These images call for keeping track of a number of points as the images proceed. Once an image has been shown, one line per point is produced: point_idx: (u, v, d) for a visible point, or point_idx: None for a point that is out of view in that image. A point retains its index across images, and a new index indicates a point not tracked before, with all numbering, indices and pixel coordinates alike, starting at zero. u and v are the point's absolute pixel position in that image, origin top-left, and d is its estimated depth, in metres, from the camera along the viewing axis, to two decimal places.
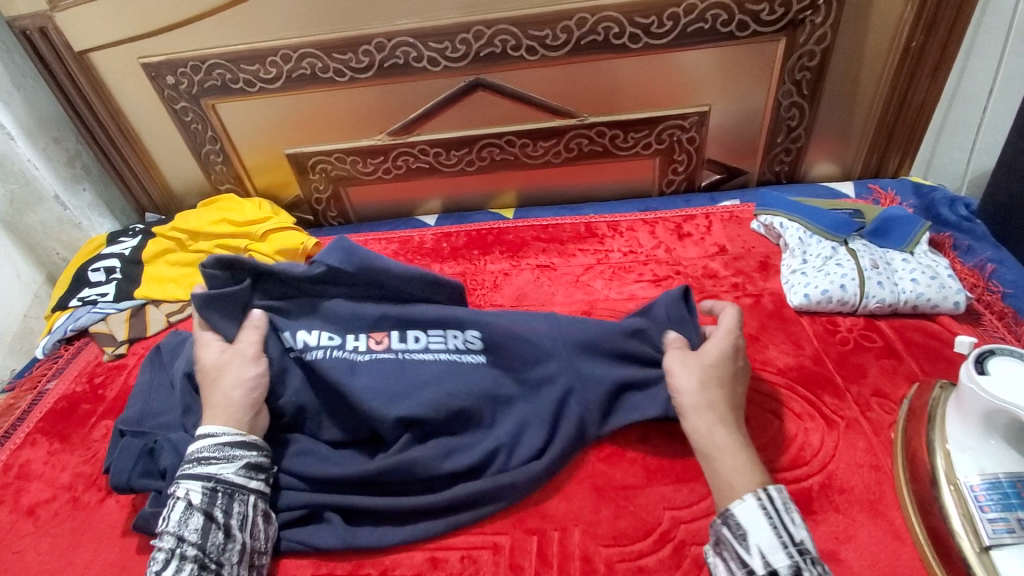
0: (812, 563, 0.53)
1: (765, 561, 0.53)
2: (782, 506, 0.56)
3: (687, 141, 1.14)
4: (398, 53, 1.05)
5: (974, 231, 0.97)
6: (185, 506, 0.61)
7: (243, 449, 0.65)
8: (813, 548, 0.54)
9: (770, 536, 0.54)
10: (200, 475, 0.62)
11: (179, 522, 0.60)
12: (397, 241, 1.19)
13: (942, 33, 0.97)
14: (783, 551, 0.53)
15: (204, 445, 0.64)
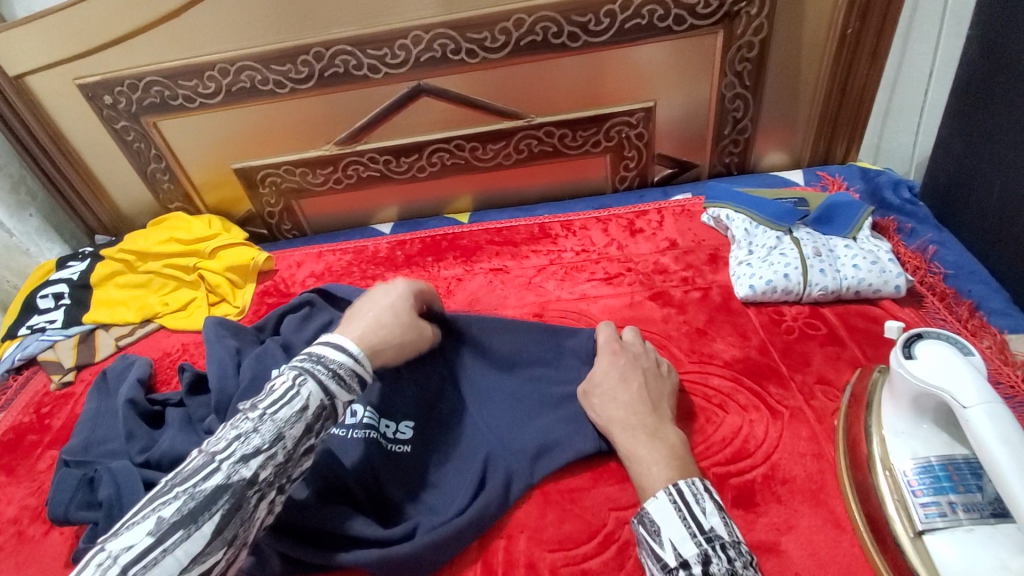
0: (723, 549, 0.53)
1: (676, 553, 0.54)
2: (692, 498, 0.57)
3: (636, 137, 1.14)
4: (337, 62, 1.03)
5: (916, 214, 0.98)
6: (298, 406, 0.56)
7: (355, 380, 0.62)
8: (727, 535, 0.55)
9: (679, 529, 0.55)
10: (324, 385, 0.58)
11: (286, 418, 0.55)
12: (351, 251, 1.17)
13: (876, 19, 0.97)
14: (691, 540, 0.54)
15: (341, 360, 0.62)
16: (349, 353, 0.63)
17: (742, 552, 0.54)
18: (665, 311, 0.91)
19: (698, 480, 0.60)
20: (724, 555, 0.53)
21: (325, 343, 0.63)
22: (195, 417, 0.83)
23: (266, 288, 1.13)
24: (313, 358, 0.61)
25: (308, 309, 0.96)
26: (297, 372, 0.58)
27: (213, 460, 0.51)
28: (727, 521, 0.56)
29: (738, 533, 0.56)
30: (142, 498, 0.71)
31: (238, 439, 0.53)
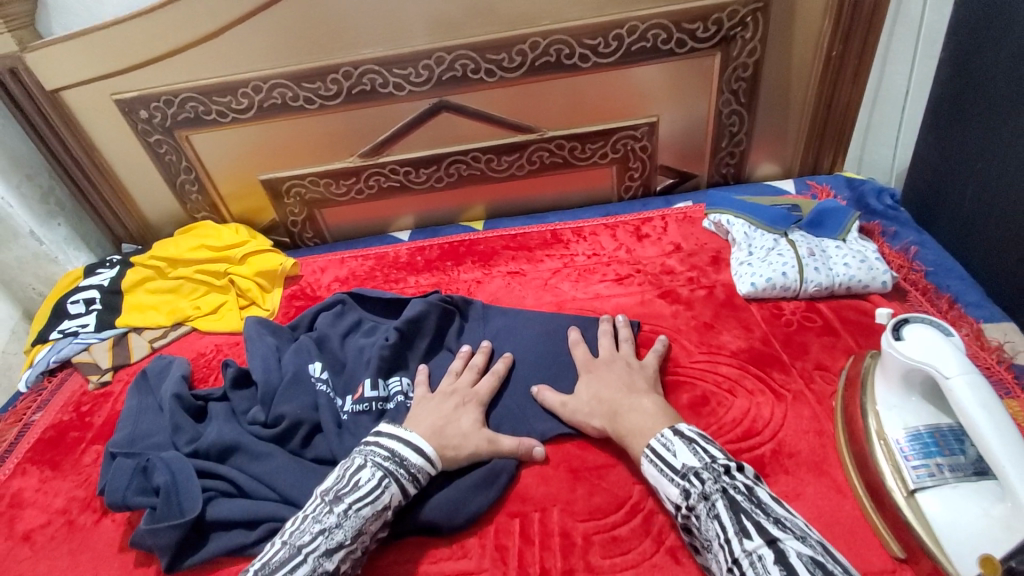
0: (697, 476, 0.64)
1: (670, 499, 0.66)
2: (663, 448, 0.68)
3: (640, 150, 1.23)
4: (365, 80, 1.11)
5: (898, 218, 1.08)
6: (380, 505, 0.67)
7: (420, 480, 0.72)
8: (697, 462, 0.65)
9: (663, 480, 0.67)
10: (403, 488, 0.70)
11: (369, 515, 0.66)
12: (372, 257, 1.24)
13: (858, 44, 1.08)
14: (673, 485, 0.65)
15: (414, 460, 0.71)
16: (424, 454, 0.72)
17: (713, 469, 0.64)
18: (674, 308, 0.99)
19: (668, 428, 0.71)
20: (696, 480, 0.64)
21: (394, 438, 0.73)
22: (239, 410, 0.88)
23: (293, 292, 1.19)
24: (393, 458, 0.71)
25: (340, 307, 1.03)
26: (383, 473, 0.69)
27: (301, 553, 0.62)
28: (695, 450, 0.67)
29: (712, 454, 0.66)
30: (198, 486, 0.77)
31: (323, 533, 0.64)
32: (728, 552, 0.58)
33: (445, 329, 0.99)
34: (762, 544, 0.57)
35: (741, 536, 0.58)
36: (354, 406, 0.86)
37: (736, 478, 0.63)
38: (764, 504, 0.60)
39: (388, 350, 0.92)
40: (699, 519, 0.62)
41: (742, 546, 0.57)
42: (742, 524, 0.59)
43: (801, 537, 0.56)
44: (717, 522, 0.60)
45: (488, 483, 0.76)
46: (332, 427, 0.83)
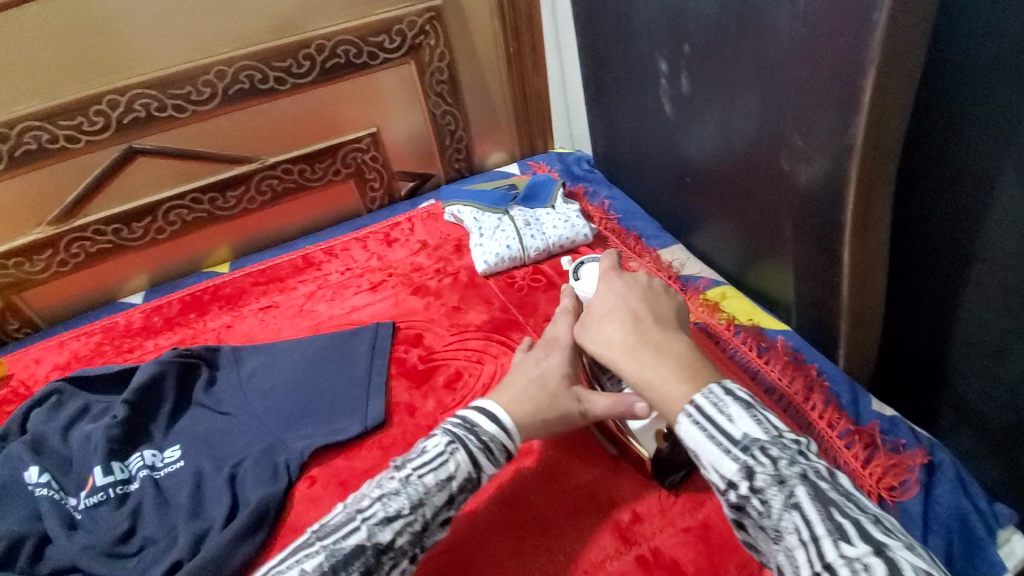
0: (763, 451, 0.52)
1: (722, 476, 0.54)
2: (715, 408, 0.56)
3: (372, 160, 1.26)
4: (26, 138, 0.97)
5: (596, 180, 1.27)
6: (444, 474, 0.61)
7: (505, 445, 0.65)
8: (763, 434, 0.53)
9: (712, 450, 0.55)
10: (473, 458, 0.63)
11: (431, 483, 0.60)
12: (100, 330, 1.09)
13: (527, 40, 1.25)
14: (729, 459, 0.53)
15: (485, 424, 0.65)
16: (498, 422, 0.66)
17: (785, 446, 0.52)
18: (426, 300, 1.05)
19: (717, 386, 0.59)
20: (764, 458, 0.52)
21: (477, 411, 0.67)
22: None
23: (0, 396, 1.00)
24: (465, 425, 0.65)
25: (56, 398, 0.90)
26: (450, 440, 0.63)
27: (356, 519, 0.57)
28: (757, 418, 0.55)
29: (773, 424, 0.55)
30: None
31: (381, 499, 0.59)
32: (811, 554, 0.47)
33: (190, 385, 0.92)
34: (869, 553, 0.44)
35: (838, 541, 0.46)
36: (87, 500, 0.77)
37: (814, 461, 0.52)
38: (854, 497, 0.49)
39: (118, 428, 0.83)
40: (769, 507, 0.50)
41: (842, 554, 0.45)
42: (837, 523, 0.47)
43: (911, 546, 0.45)
44: (799, 514, 0.48)
45: (252, 524, 0.74)
46: (61, 530, 0.74)
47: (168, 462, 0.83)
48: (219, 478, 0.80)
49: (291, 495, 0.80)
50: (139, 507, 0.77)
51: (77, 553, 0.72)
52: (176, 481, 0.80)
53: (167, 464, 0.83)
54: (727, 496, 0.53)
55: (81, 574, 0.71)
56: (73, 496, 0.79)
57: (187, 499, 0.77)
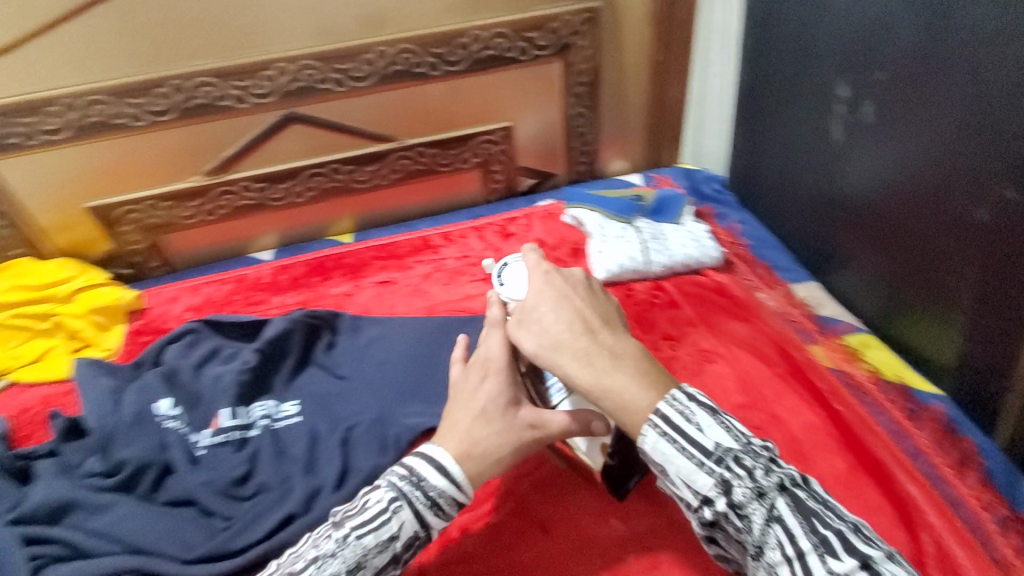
0: (736, 463, 0.56)
1: (695, 490, 0.57)
2: (679, 416, 0.59)
3: (500, 153, 1.27)
4: (199, 93, 1.04)
5: (727, 202, 1.22)
6: (385, 534, 0.60)
7: (451, 507, 0.64)
8: (733, 443, 0.57)
9: (684, 463, 0.57)
10: (419, 515, 0.62)
11: (372, 545, 0.60)
12: (231, 280, 1.16)
13: (676, 50, 1.22)
14: (704, 472, 0.57)
15: (428, 484, 0.63)
16: (449, 476, 0.63)
17: (757, 456, 0.57)
18: None
19: (674, 392, 0.62)
20: (742, 472, 0.56)
21: (426, 458, 0.64)
22: (71, 463, 0.77)
23: (139, 326, 1.07)
24: (412, 478, 0.63)
25: (191, 337, 0.95)
26: (393, 497, 0.62)
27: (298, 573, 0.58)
28: (726, 425, 0.59)
29: (739, 430, 0.59)
30: (22, 555, 0.68)
31: (315, 561, 0.58)
32: (794, 568, 0.52)
33: (312, 346, 0.96)
34: (854, 568, 0.50)
35: (821, 554, 0.51)
36: (212, 438, 0.80)
37: (786, 469, 0.57)
38: (832, 506, 0.55)
39: (247, 375, 0.87)
40: (749, 522, 0.55)
41: (830, 569, 0.50)
42: (823, 538, 0.52)
43: (892, 558, 0.51)
44: (780, 527, 0.53)
45: (358, 495, 0.75)
46: (186, 465, 0.77)
47: (285, 417, 0.86)
48: (330, 442, 0.82)
49: None
50: (257, 455, 0.80)
51: (199, 490, 0.75)
52: (290, 436, 0.83)
53: (283, 418, 0.85)
54: (704, 513, 0.57)
55: (198, 509, 0.75)
56: (197, 433, 0.82)
57: (303, 455, 0.80)
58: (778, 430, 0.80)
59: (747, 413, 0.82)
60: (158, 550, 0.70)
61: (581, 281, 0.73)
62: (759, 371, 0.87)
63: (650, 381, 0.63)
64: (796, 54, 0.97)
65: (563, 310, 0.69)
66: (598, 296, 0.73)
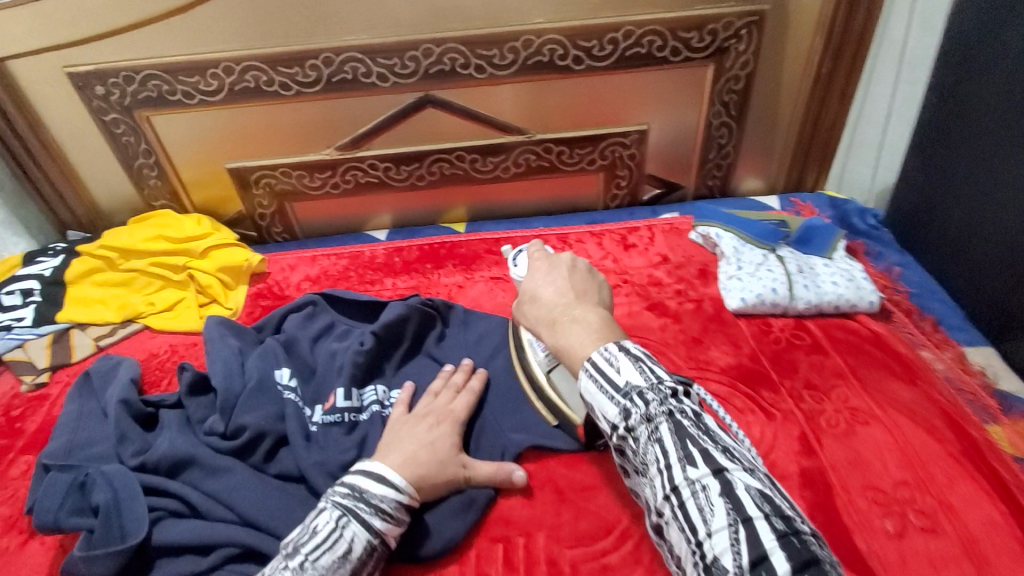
0: (640, 397, 0.53)
1: (606, 419, 0.56)
2: (606, 363, 0.57)
3: (628, 158, 1.20)
4: (346, 68, 1.04)
5: (882, 239, 1.11)
6: (340, 550, 0.60)
7: (397, 516, 0.65)
8: (642, 381, 0.54)
9: (600, 399, 0.56)
10: (368, 525, 0.62)
11: (327, 565, 0.58)
12: (346, 256, 1.17)
13: (847, 64, 1.08)
14: (613, 403, 0.55)
15: (375, 493, 0.64)
16: (391, 484, 0.65)
17: (660, 392, 0.53)
18: (662, 321, 0.96)
19: (613, 345, 0.60)
20: (639, 400, 0.53)
21: (365, 475, 0.65)
22: (195, 417, 0.80)
23: (259, 290, 1.10)
24: (353, 494, 0.64)
25: (311, 309, 0.95)
26: (341, 513, 0.62)
27: None
28: (643, 369, 0.55)
29: (658, 373, 0.55)
30: (144, 504, 0.69)
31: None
32: (666, 480, 0.49)
33: (424, 335, 0.93)
34: (708, 475, 0.47)
35: (685, 465, 0.49)
36: (324, 416, 0.79)
37: (685, 403, 0.53)
38: (716, 437, 0.51)
39: (363, 357, 0.84)
40: (638, 444, 0.53)
41: (687, 478, 0.48)
42: (687, 452, 0.49)
43: (750, 471, 0.48)
44: (660, 449, 0.51)
45: (465, 507, 0.71)
46: (300, 440, 0.76)
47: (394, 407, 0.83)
48: None
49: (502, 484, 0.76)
50: (367, 442, 0.77)
51: (311, 470, 0.73)
52: None
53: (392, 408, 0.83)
54: (613, 437, 0.55)
55: (308, 487, 0.74)
56: (311, 410, 0.81)
57: None
58: (950, 520, 0.69)
59: (908, 492, 0.72)
60: (269, 526, 0.70)
61: (600, 278, 0.79)
62: (926, 446, 0.76)
63: (603, 334, 0.64)
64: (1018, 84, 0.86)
65: (557, 282, 0.76)
66: (580, 274, 0.78)
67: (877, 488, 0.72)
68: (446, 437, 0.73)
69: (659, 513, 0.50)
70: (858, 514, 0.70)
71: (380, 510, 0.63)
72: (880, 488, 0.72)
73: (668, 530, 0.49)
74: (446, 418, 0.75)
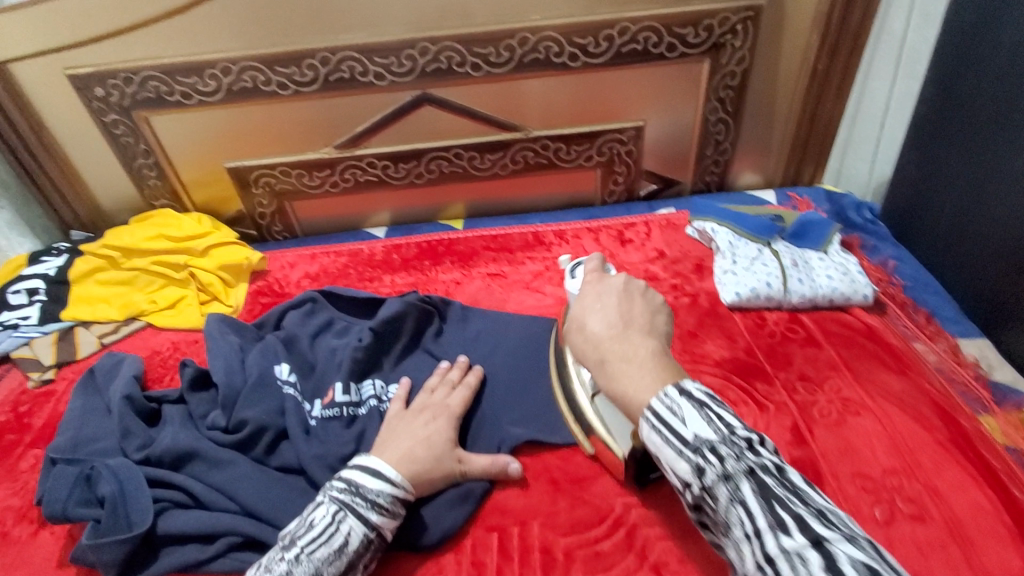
0: (713, 452, 0.49)
1: (678, 476, 0.51)
2: (668, 412, 0.52)
3: (625, 154, 1.21)
4: (343, 67, 1.05)
5: (878, 232, 1.11)
6: (335, 543, 0.61)
7: (394, 511, 0.66)
8: (713, 434, 0.50)
9: (667, 453, 0.52)
10: (363, 518, 0.64)
11: (322, 557, 0.60)
12: (346, 253, 1.18)
13: (842, 59, 1.09)
14: (683, 458, 0.51)
15: (372, 489, 0.65)
16: (386, 479, 0.66)
17: (734, 445, 0.49)
18: None
19: (673, 386, 0.55)
20: (714, 458, 0.49)
21: (361, 470, 0.67)
22: (196, 414, 0.81)
23: (260, 288, 1.12)
24: (350, 489, 0.65)
25: (311, 306, 0.96)
26: (337, 507, 0.64)
27: None
28: (711, 417, 0.51)
29: (728, 420, 0.51)
30: (148, 497, 0.71)
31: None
32: (756, 548, 0.45)
33: (422, 330, 0.94)
34: (807, 546, 0.42)
35: (777, 532, 0.44)
36: (323, 411, 0.80)
37: (764, 457, 0.48)
38: (809, 498, 0.46)
39: (361, 353, 0.85)
40: (716, 502, 0.48)
41: (782, 548, 0.43)
42: (776, 516, 0.45)
43: (851, 539, 0.42)
44: (743, 510, 0.46)
45: (461, 498, 0.72)
46: (300, 434, 0.77)
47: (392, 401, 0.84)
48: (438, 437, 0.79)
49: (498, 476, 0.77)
50: (366, 436, 0.78)
51: (311, 463, 0.74)
52: None
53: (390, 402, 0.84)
54: (689, 494, 0.51)
55: (308, 480, 0.75)
56: (310, 404, 0.82)
57: None
58: (937, 505, 0.70)
59: (897, 479, 0.73)
60: (270, 518, 0.71)
61: (658, 302, 0.69)
62: (915, 434, 0.77)
63: (661, 372, 0.58)
64: (1012, 76, 0.86)
65: (607, 312, 0.66)
66: (634, 298, 0.68)
67: (865, 475, 0.73)
68: (442, 431, 0.74)
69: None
70: (847, 501, 0.71)
71: (376, 506, 0.65)
72: (869, 475, 0.73)
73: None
74: (441, 412, 0.76)
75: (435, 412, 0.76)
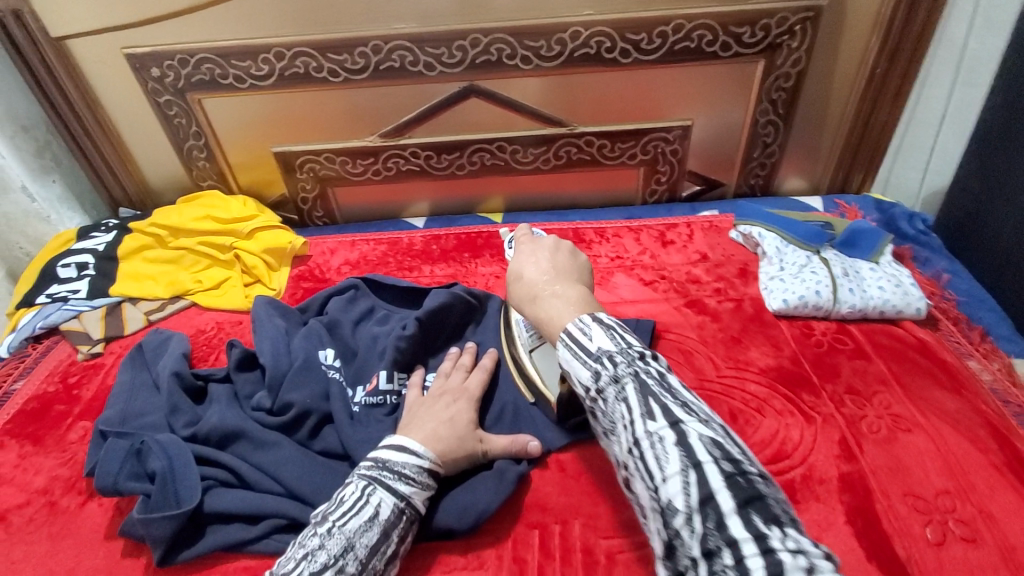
0: (611, 361, 0.53)
1: (581, 385, 0.55)
2: (579, 333, 0.56)
3: (670, 153, 1.19)
4: (394, 56, 1.05)
5: (930, 245, 1.08)
6: (367, 515, 0.62)
7: (422, 483, 0.67)
8: (613, 345, 0.54)
9: (577, 368, 0.55)
10: (393, 490, 0.65)
11: (355, 529, 0.61)
12: (386, 242, 1.19)
13: (903, 64, 1.05)
14: (588, 370, 0.54)
15: (401, 462, 0.67)
16: (412, 452, 0.67)
17: (629, 355, 0.53)
18: (700, 319, 0.95)
19: (588, 316, 0.58)
20: (609, 363, 0.53)
21: (387, 446, 0.68)
22: (242, 394, 0.82)
23: (302, 272, 1.13)
24: (377, 464, 0.66)
25: (353, 293, 0.97)
26: (367, 482, 0.65)
27: (310, 556, 0.59)
28: (615, 336, 0.55)
29: (629, 340, 0.55)
30: (197, 474, 0.72)
31: (306, 557, 0.59)
32: (630, 434, 0.49)
33: (463, 324, 0.93)
34: (666, 428, 0.47)
35: (645, 418, 0.48)
36: (366, 398, 0.81)
37: (651, 364, 0.52)
38: (678, 393, 0.50)
39: (405, 342, 0.85)
40: (608, 406, 0.52)
41: (654, 438, 0.47)
42: (648, 407, 0.49)
43: (705, 421, 0.48)
44: (625, 406, 0.50)
45: (500, 488, 0.72)
46: (345, 420, 0.78)
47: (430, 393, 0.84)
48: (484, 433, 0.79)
49: (538, 473, 0.77)
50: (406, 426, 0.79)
51: (355, 449, 0.75)
52: None
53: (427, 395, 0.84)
54: (585, 394, 0.54)
55: (351, 464, 0.76)
56: (353, 390, 0.83)
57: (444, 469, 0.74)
58: (991, 530, 0.68)
59: (950, 501, 0.71)
60: (312, 503, 0.72)
61: (584, 259, 0.75)
62: (969, 456, 0.75)
63: (583, 304, 0.64)
64: None
65: (540, 263, 0.73)
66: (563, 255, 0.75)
67: (917, 495, 0.72)
68: (464, 413, 0.75)
69: (626, 467, 0.50)
70: (897, 520, 0.69)
71: (404, 478, 0.66)
72: (920, 495, 0.71)
73: (635, 481, 0.49)
74: (472, 403, 0.77)
75: (468, 402, 0.77)
